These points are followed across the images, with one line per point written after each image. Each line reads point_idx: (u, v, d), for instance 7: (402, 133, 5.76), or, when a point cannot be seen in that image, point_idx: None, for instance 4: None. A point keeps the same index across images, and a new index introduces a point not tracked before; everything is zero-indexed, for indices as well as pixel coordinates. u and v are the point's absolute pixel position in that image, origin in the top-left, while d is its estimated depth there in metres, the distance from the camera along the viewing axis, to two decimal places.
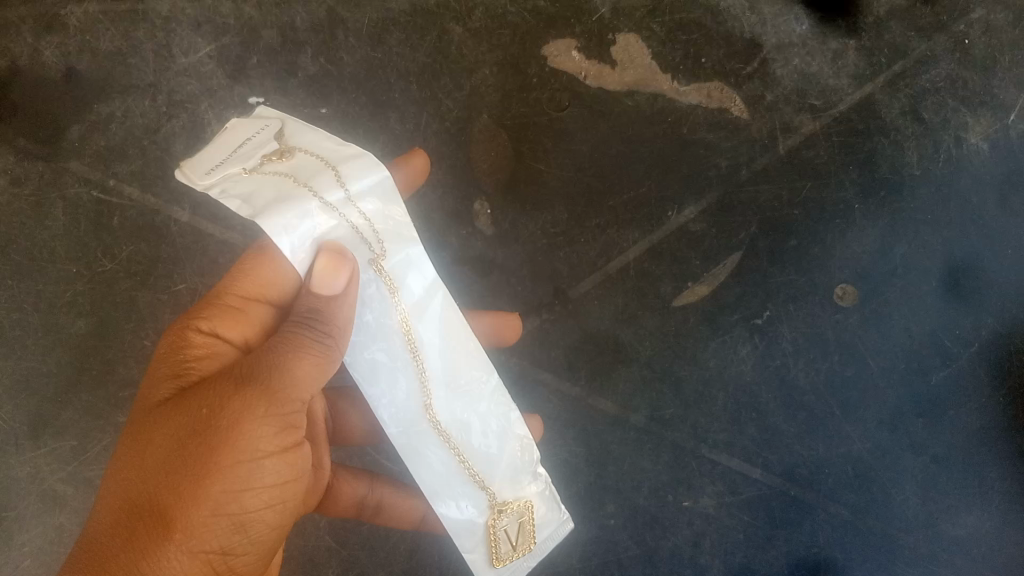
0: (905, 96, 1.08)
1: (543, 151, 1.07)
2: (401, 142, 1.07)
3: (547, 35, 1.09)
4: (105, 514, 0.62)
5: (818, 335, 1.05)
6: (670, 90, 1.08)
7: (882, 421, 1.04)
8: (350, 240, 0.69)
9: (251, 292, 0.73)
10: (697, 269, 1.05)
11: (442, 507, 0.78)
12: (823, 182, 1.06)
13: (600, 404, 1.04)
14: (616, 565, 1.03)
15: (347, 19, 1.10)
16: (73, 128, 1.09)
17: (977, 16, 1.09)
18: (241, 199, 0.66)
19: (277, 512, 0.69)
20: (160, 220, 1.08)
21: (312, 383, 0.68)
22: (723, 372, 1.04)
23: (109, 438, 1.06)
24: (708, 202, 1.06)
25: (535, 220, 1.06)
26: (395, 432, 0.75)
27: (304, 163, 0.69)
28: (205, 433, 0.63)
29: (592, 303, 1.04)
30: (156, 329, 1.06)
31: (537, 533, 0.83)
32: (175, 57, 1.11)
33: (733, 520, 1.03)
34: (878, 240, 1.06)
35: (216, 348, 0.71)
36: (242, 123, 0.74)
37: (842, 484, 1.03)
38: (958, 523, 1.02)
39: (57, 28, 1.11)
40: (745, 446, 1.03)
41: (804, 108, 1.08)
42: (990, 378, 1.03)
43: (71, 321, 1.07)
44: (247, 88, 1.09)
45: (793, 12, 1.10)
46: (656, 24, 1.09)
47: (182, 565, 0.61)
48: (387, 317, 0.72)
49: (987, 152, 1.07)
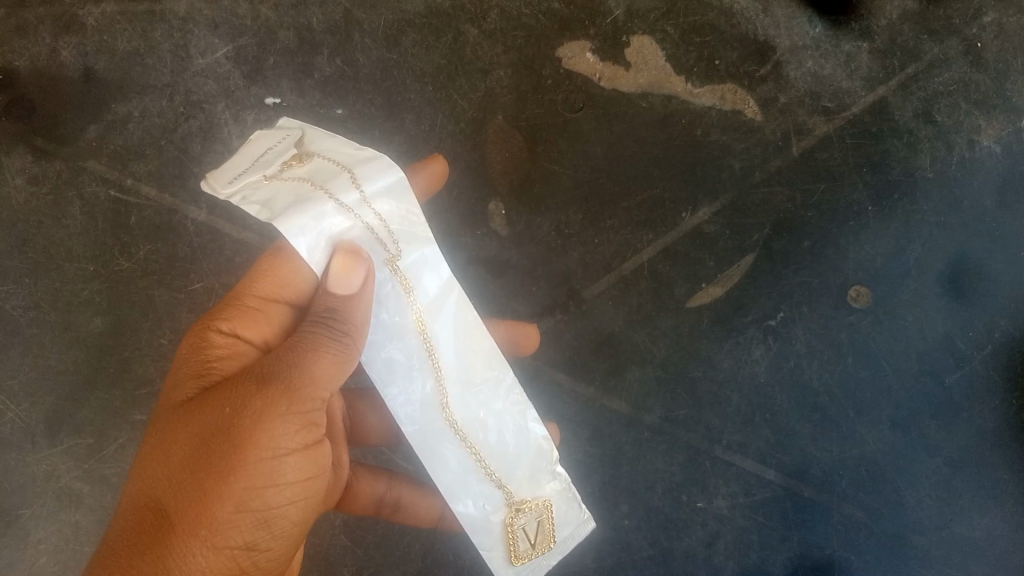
0: (918, 98, 1.08)
1: (558, 151, 1.08)
2: (415, 142, 1.08)
3: (561, 37, 1.09)
4: (132, 512, 0.63)
5: (831, 337, 1.05)
6: (682, 91, 1.08)
7: (894, 423, 1.04)
8: (365, 239, 0.69)
9: (269, 293, 0.74)
10: (710, 271, 1.05)
11: (457, 506, 0.78)
12: (836, 184, 1.07)
13: (614, 404, 1.04)
14: (629, 566, 1.03)
15: (363, 21, 1.10)
16: (90, 128, 1.10)
17: (990, 19, 1.09)
18: (260, 204, 0.66)
19: (300, 508, 0.70)
20: (176, 220, 1.08)
21: (331, 382, 0.69)
22: (736, 373, 1.05)
23: (126, 436, 1.06)
24: (721, 203, 1.06)
25: (548, 220, 1.06)
26: (412, 431, 0.76)
27: (322, 167, 0.70)
28: (228, 432, 0.64)
29: (606, 304, 1.05)
30: (173, 328, 1.07)
31: (557, 532, 0.83)
32: (192, 58, 1.11)
33: (746, 521, 1.03)
34: (892, 243, 1.06)
35: (237, 348, 0.72)
36: (265, 137, 0.75)
37: (855, 485, 1.03)
38: (972, 525, 1.02)
39: (74, 29, 1.12)
40: (758, 447, 1.04)
41: (817, 110, 1.08)
42: (1003, 381, 1.03)
43: (88, 319, 1.08)
44: (263, 88, 1.10)
45: (807, 15, 1.10)
46: (670, 26, 1.09)
47: (207, 561, 0.62)
48: (403, 317, 0.73)
49: (999, 154, 1.07)
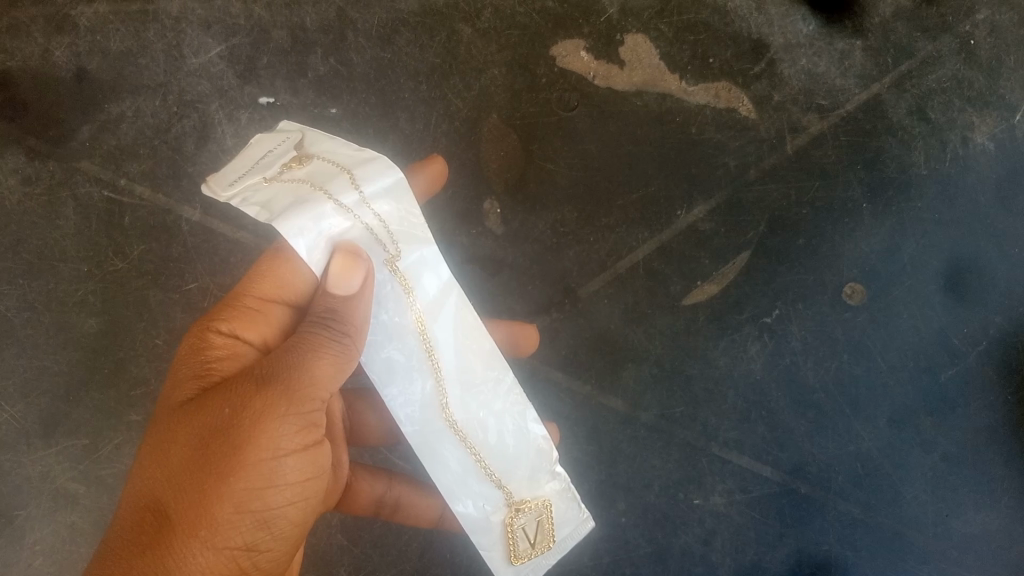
0: (912, 96, 1.08)
1: (554, 150, 1.08)
2: (411, 141, 1.08)
3: (556, 35, 1.09)
4: (132, 513, 0.63)
5: (827, 334, 1.05)
6: (677, 90, 1.08)
7: (889, 419, 1.04)
8: (364, 240, 0.69)
9: (269, 294, 0.74)
10: (707, 269, 1.06)
11: (457, 506, 0.78)
12: (831, 182, 1.07)
13: (611, 402, 1.04)
14: (626, 563, 1.03)
15: (357, 20, 1.10)
16: (84, 128, 1.10)
17: (982, 17, 1.10)
18: (259, 205, 0.66)
19: (300, 509, 0.69)
20: (171, 220, 1.08)
21: (330, 382, 0.68)
22: (733, 370, 1.05)
23: (121, 437, 1.06)
24: (717, 201, 1.06)
25: (545, 219, 1.06)
26: (411, 431, 0.76)
27: (321, 168, 0.70)
28: (227, 433, 0.64)
29: (602, 302, 1.05)
30: (168, 329, 1.06)
31: (556, 531, 0.83)
32: (185, 57, 1.11)
33: (743, 518, 1.03)
34: (887, 240, 1.06)
35: (236, 349, 0.71)
36: (265, 139, 0.75)
37: (851, 482, 1.04)
38: (968, 520, 1.03)
39: (67, 29, 1.12)
40: (755, 444, 1.04)
41: (812, 108, 1.08)
42: (997, 376, 1.04)
43: (82, 320, 1.08)
44: (257, 88, 1.10)
45: (800, 13, 1.11)
46: (665, 25, 1.10)
47: (207, 562, 0.62)
48: (402, 317, 0.73)
49: (993, 151, 1.08)
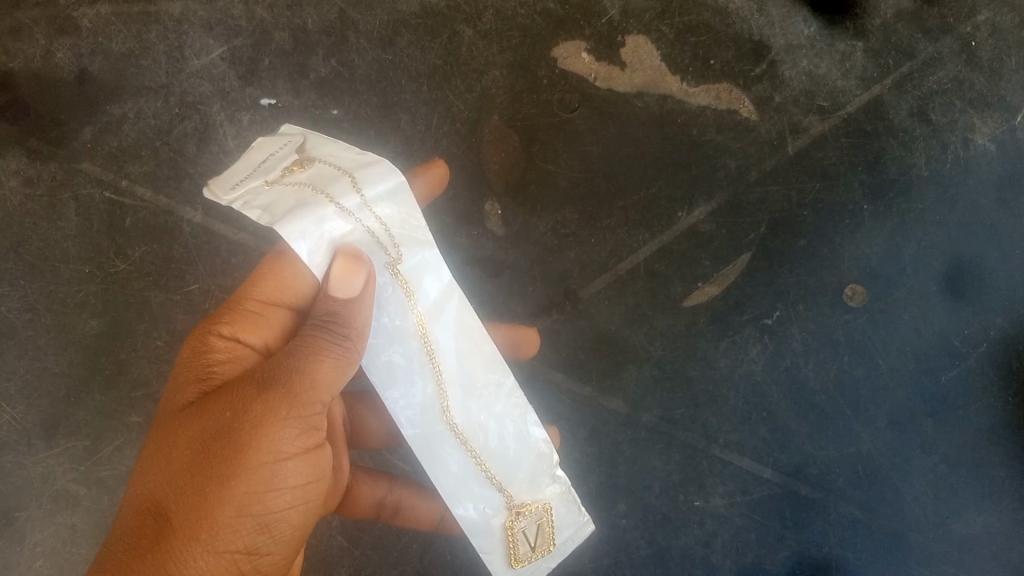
0: (913, 97, 1.08)
1: (554, 152, 1.08)
2: (412, 143, 1.08)
3: (557, 37, 1.09)
4: (134, 515, 0.63)
5: (828, 336, 1.05)
6: (678, 91, 1.08)
7: (890, 421, 1.04)
8: (366, 243, 0.69)
9: (270, 297, 0.74)
10: (707, 270, 1.06)
11: (457, 509, 0.78)
12: (832, 183, 1.07)
13: (611, 404, 1.04)
14: (627, 565, 1.03)
15: (359, 21, 1.10)
16: (85, 130, 1.10)
17: (984, 18, 1.09)
18: (261, 208, 0.66)
19: (300, 511, 0.70)
20: (172, 222, 1.08)
21: (331, 385, 0.68)
22: (733, 372, 1.05)
23: (123, 438, 1.06)
24: (718, 202, 1.06)
25: (546, 221, 1.06)
26: (412, 434, 0.76)
27: (323, 172, 0.70)
28: (229, 436, 0.64)
29: (603, 303, 1.05)
30: (169, 330, 1.07)
31: (556, 534, 0.83)
32: (187, 59, 1.11)
33: (743, 519, 1.03)
34: (887, 242, 1.06)
35: (238, 352, 0.72)
36: (266, 142, 0.75)
37: (852, 483, 1.04)
38: (968, 522, 1.03)
39: (69, 30, 1.12)
40: (756, 446, 1.04)
41: (813, 109, 1.08)
42: (998, 378, 1.04)
43: (83, 321, 1.08)
44: (259, 89, 1.10)
45: (801, 15, 1.11)
46: (665, 26, 1.10)
47: (208, 564, 0.62)
48: (403, 320, 0.73)
49: (994, 153, 1.08)
